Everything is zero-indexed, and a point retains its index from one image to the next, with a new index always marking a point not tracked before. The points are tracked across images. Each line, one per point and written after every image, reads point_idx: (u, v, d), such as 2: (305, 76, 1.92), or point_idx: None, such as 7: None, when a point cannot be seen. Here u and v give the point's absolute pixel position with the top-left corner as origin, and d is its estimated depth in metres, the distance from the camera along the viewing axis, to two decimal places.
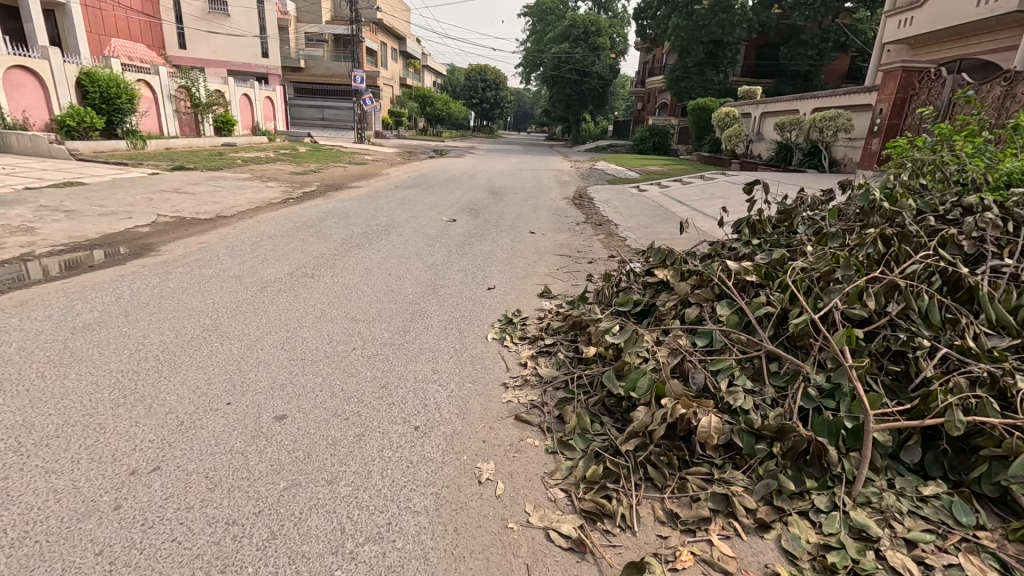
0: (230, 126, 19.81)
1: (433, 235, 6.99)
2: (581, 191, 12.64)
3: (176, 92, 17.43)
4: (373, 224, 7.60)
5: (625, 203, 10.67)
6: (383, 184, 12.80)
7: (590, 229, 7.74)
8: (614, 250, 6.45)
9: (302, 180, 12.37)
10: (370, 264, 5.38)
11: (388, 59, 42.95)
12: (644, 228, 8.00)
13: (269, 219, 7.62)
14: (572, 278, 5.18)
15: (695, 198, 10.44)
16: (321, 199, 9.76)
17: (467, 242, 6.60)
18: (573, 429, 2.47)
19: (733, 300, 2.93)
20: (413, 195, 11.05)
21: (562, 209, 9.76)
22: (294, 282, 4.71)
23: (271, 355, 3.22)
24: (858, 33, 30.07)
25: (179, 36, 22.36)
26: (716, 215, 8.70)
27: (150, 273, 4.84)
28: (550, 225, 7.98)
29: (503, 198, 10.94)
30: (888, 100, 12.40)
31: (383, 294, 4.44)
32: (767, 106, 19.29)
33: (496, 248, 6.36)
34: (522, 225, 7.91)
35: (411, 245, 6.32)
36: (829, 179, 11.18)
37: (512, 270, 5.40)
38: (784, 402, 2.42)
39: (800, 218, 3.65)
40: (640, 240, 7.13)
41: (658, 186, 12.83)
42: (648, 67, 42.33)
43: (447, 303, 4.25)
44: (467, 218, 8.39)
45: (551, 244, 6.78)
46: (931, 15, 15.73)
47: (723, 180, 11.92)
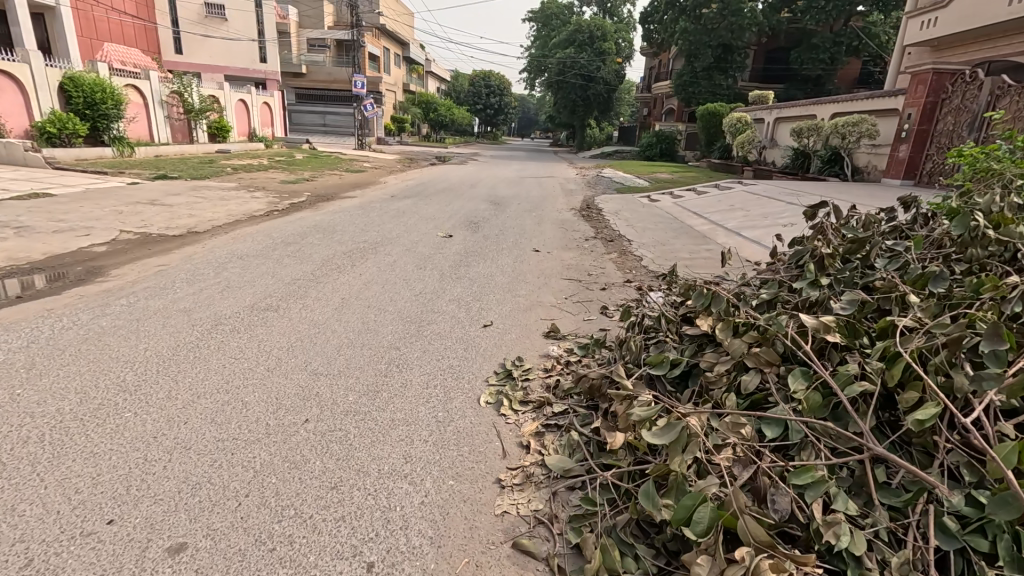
0: (225, 132, 19.25)
1: (425, 254, 6.24)
2: (588, 201, 11.88)
3: (167, 97, 16.87)
4: (360, 240, 6.86)
5: (636, 214, 9.91)
6: (379, 194, 12.07)
7: (600, 247, 6.98)
8: (629, 273, 5.68)
9: (292, 189, 11.68)
10: (348, 293, 4.62)
11: (390, 64, 42.55)
12: (661, 243, 7.22)
13: (245, 236, 6.89)
14: (584, 311, 4.42)
15: (713, 209, 9.66)
16: (308, 212, 9.04)
17: (463, 263, 5.84)
18: (596, 571, 1.70)
19: (812, 371, 2.15)
20: (409, 205, 10.33)
21: (569, 221, 9.00)
22: (253, 318, 3.95)
23: (195, 433, 2.46)
24: (871, 37, 29.35)
25: (176, 41, 21.93)
26: (739, 229, 7.93)
27: (85, 305, 4.10)
28: (556, 241, 7.23)
29: (505, 209, 10.19)
30: (917, 104, 11.62)
31: (356, 335, 3.68)
32: (781, 111, 18.51)
33: (494, 270, 5.59)
34: (525, 241, 7.16)
35: (399, 267, 5.58)
36: (858, 190, 10.36)
37: (513, 300, 4.63)
38: (909, 540, 1.64)
39: (877, 251, 2.86)
40: (658, 260, 6.34)
41: (670, 196, 12.04)
42: (655, 71, 41.67)
43: (434, 349, 3.48)
44: (465, 232, 7.64)
45: (558, 264, 6.01)
46: (957, 15, 14.95)
47: (741, 189, 11.15)
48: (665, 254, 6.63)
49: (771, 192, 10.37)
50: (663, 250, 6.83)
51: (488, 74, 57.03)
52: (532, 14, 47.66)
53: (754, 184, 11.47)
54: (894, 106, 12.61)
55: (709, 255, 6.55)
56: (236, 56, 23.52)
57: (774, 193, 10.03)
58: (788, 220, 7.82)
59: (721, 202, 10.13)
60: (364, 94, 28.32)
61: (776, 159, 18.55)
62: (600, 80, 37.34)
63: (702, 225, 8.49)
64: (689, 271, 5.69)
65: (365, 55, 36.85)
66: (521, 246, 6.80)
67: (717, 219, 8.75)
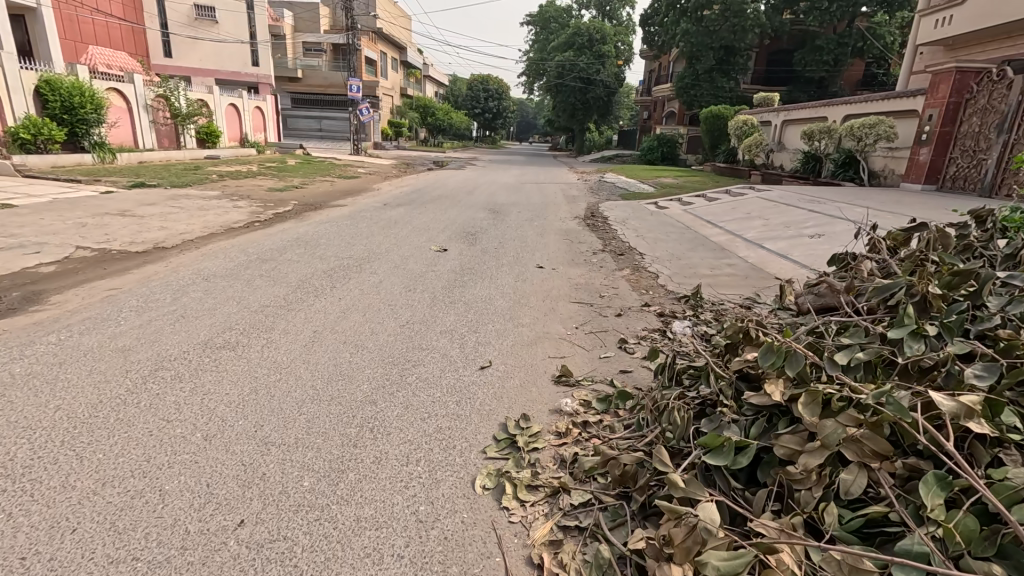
0: (215, 138, 18.65)
1: (415, 272, 5.57)
2: (592, 208, 11.23)
3: (153, 102, 16.27)
4: (344, 256, 6.18)
5: (645, 223, 9.26)
6: (371, 202, 11.38)
7: (611, 261, 6.32)
8: (645, 295, 5.01)
9: (278, 197, 11.01)
10: (323, 325, 3.94)
11: (387, 68, 42.02)
12: (676, 257, 6.55)
13: (218, 252, 6.20)
14: (598, 344, 3.76)
15: (727, 217, 9.01)
16: (291, 223, 8.35)
17: (457, 283, 5.17)
18: None
19: (954, 477, 1.50)
20: (401, 214, 9.65)
21: (574, 232, 8.35)
22: (203, 361, 3.27)
23: (79, 554, 1.77)
24: (877, 38, 28.86)
25: (165, 44, 21.42)
26: (760, 240, 7.27)
27: (2, 344, 3.42)
28: (561, 256, 6.56)
29: (505, 218, 9.53)
30: (938, 104, 10.97)
31: (323, 386, 3.00)
32: (789, 113, 17.91)
33: (494, 292, 4.94)
34: (528, 255, 6.49)
35: (386, 289, 4.91)
36: (880, 195, 9.69)
37: (515, 331, 3.96)
38: None
39: (994, 287, 2.19)
40: (676, 277, 5.66)
41: (678, 202, 11.38)
42: (655, 74, 41.19)
43: (419, 404, 2.82)
44: (461, 245, 6.97)
45: (564, 283, 5.35)
46: (973, 12, 14.36)
47: (754, 196, 10.51)
48: (683, 270, 5.96)
49: (787, 198, 9.74)
50: (680, 265, 6.18)
51: (486, 78, 56.56)
52: (530, 17, 47.20)
53: (768, 190, 10.83)
54: (913, 107, 11.98)
55: (732, 271, 5.87)
56: (228, 59, 22.87)
57: (792, 200, 9.40)
58: (813, 230, 7.17)
59: (735, 210, 9.48)
60: (359, 98, 27.73)
61: (785, 163, 17.91)
62: (599, 83, 36.79)
63: (717, 236, 7.84)
64: (713, 291, 5.02)
65: (361, 59, 36.31)
66: (523, 262, 6.13)
67: (734, 229, 8.09)
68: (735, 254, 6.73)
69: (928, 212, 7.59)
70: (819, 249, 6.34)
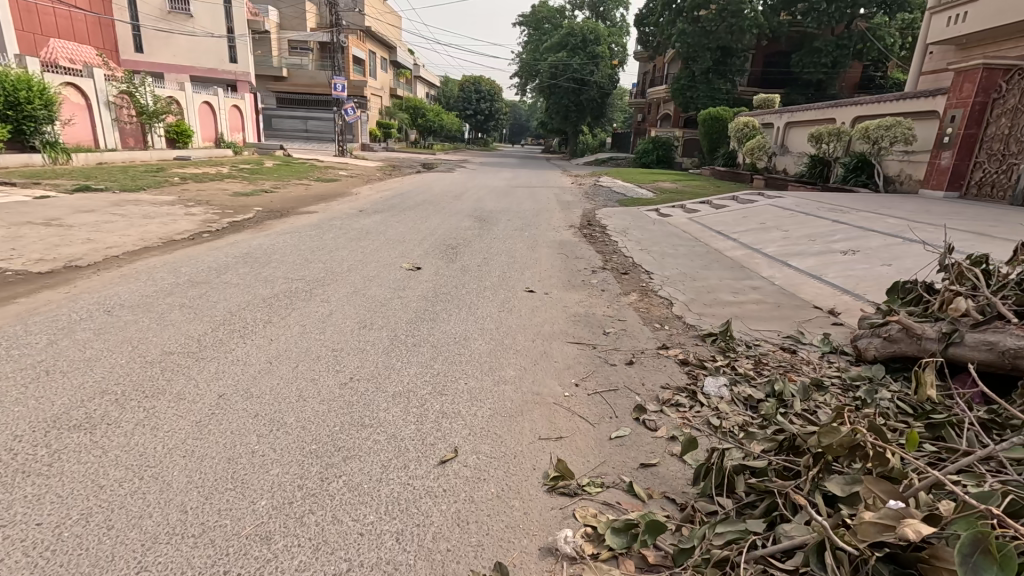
0: (186, 137, 17.56)
1: (376, 300, 4.55)
2: (589, 216, 10.31)
3: (116, 98, 15.11)
4: (296, 277, 5.17)
5: (648, 233, 8.38)
6: (345, 208, 10.35)
7: (613, 282, 5.36)
8: (658, 331, 4.05)
9: (241, 202, 9.94)
10: (234, 385, 2.92)
11: (376, 68, 40.93)
12: (689, 277, 5.62)
13: (142, 271, 5.15)
14: (606, 413, 2.78)
15: (738, 227, 8.10)
16: (246, 234, 7.30)
17: (425, 316, 4.17)
18: None
19: None
20: (376, 223, 8.65)
21: (569, 245, 7.38)
22: (34, 455, 2.24)
23: None
24: (877, 39, 28.19)
25: (135, 38, 20.50)
26: (782, 255, 6.33)
27: None
28: (555, 275, 5.59)
29: (492, 227, 8.57)
30: (963, 104, 10.14)
31: (195, 507, 1.98)
32: (792, 115, 17.09)
33: (471, 328, 3.95)
34: (514, 276, 5.51)
35: (335, 326, 3.90)
36: (904, 202, 8.84)
37: (494, 392, 2.96)
38: None
39: None
40: (693, 305, 4.70)
41: (682, 210, 10.49)
42: (650, 76, 40.45)
43: (336, 545, 1.82)
44: (439, 262, 5.98)
45: (558, 314, 4.38)
46: (988, 9, 13.62)
47: (765, 203, 9.61)
48: (699, 294, 5.01)
49: (803, 206, 8.84)
50: (694, 287, 5.24)
51: (478, 79, 55.60)
52: (523, 18, 46.34)
53: (780, 196, 9.94)
54: (932, 108, 11.19)
55: (758, 296, 4.93)
56: (204, 55, 21.67)
57: (809, 208, 8.54)
58: (842, 245, 6.25)
59: (746, 218, 8.60)
60: (345, 97, 26.67)
61: (790, 167, 17.08)
62: (593, 85, 35.94)
63: (732, 250, 6.93)
64: (742, 327, 4.06)
65: (349, 57, 35.23)
66: (509, 285, 5.14)
67: (749, 242, 7.15)
68: (756, 272, 5.79)
69: (971, 223, 6.72)
70: (856, 268, 5.41)
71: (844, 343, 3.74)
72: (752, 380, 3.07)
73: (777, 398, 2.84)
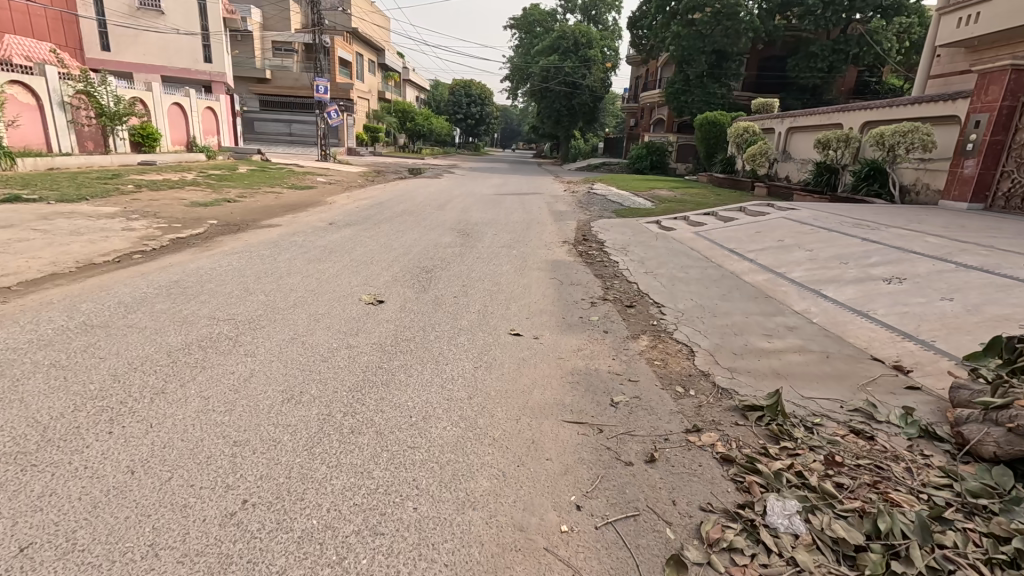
0: (153, 141, 16.47)
1: (319, 352, 3.54)
2: (583, 229, 9.40)
3: (72, 99, 13.98)
4: (225, 316, 4.16)
5: (651, 250, 7.46)
6: (314, 220, 9.30)
7: (618, 322, 4.39)
8: (682, 400, 3.09)
9: (196, 214, 8.88)
10: (51, 529, 1.88)
11: (363, 70, 39.91)
12: (708, 312, 4.68)
13: (28, 310, 4.08)
14: (627, 572, 1.82)
15: (752, 245, 7.19)
16: (187, 255, 6.25)
17: (376, 380, 3.18)
18: None
19: None
20: (344, 239, 7.65)
21: (563, 267, 6.42)
22: None
23: None
24: (875, 43, 27.57)
25: (102, 37, 19.28)
26: (812, 283, 5.40)
27: None
28: (547, 312, 4.60)
29: (475, 243, 7.60)
30: (988, 109, 9.37)
31: None
32: (795, 120, 16.28)
33: (434, 400, 2.96)
34: (498, 312, 4.52)
35: (248, 398, 2.88)
36: (933, 216, 7.99)
37: (456, 530, 1.98)
38: None
39: None
40: (720, 355, 3.74)
41: (685, 222, 9.62)
42: (643, 80, 39.78)
43: None
44: (409, 292, 4.98)
45: (552, 371, 3.40)
46: (1000, 9, 12.92)
47: (777, 215, 8.75)
48: (726, 338, 4.05)
49: (823, 219, 7.96)
50: (717, 327, 4.30)
51: (468, 83, 54.71)
52: (513, 21, 45.56)
53: (793, 208, 9.07)
54: (951, 113, 10.40)
55: (797, 340, 3.98)
56: (176, 54, 20.46)
57: (827, 222, 7.68)
58: (881, 270, 5.34)
59: (760, 233, 7.72)
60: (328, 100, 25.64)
61: (793, 175, 16.27)
62: (585, 89, 35.16)
63: (750, 273, 5.99)
64: (791, 393, 3.10)
65: (334, 59, 34.20)
66: (492, 327, 4.16)
67: (769, 264, 6.22)
68: (785, 304, 4.87)
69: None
70: (907, 301, 4.49)
71: (932, 420, 2.79)
72: (833, 499, 2.14)
73: (884, 542, 1.88)
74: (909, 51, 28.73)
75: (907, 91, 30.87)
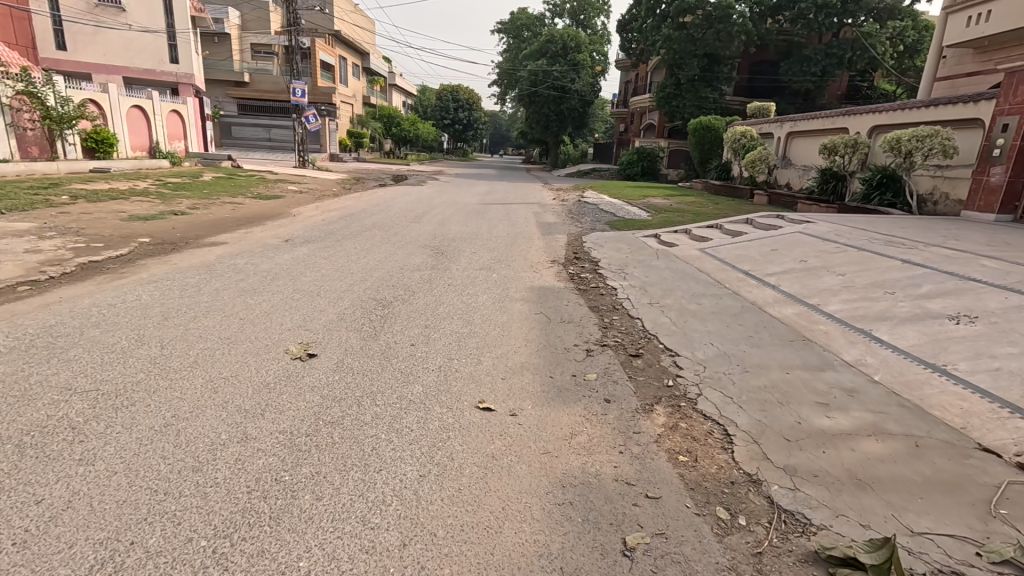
0: (108, 146, 15.23)
1: (196, 451, 2.44)
2: (574, 245, 8.38)
3: (12, 101, 12.72)
4: (85, 386, 3.01)
5: (652, 272, 6.45)
6: (269, 236, 8.18)
7: (623, 385, 3.33)
8: (730, 540, 2.03)
9: (129, 231, 7.71)
10: None
11: (347, 74, 38.84)
12: (737, 366, 3.64)
13: None
14: None
15: (770, 267, 6.19)
16: (90, 286, 5.10)
17: (262, 512, 2.06)
18: None
19: None
20: (295, 261, 6.54)
21: (552, 297, 5.38)
22: None
23: None
24: (869, 47, 27.02)
25: (58, 35, 18.07)
26: (856, 320, 4.39)
27: None
28: (529, 368, 3.53)
29: (449, 265, 6.54)
30: (1016, 111, 8.51)
31: None
32: (796, 124, 15.43)
33: (342, 557, 1.86)
34: (464, 371, 3.44)
35: (32, 566, 1.75)
36: (969, 229, 7.07)
37: None
38: None
39: None
40: (769, 443, 2.69)
41: (688, 236, 8.64)
42: (633, 85, 39.07)
43: None
44: (353, 341, 3.89)
45: (533, 483, 2.32)
46: (1013, 7, 12.16)
47: (791, 229, 7.78)
48: (769, 413, 3.00)
49: (846, 234, 7.01)
50: (752, 390, 3.28)
51: (456, 88, 53.77)
52: (501, 25, 44.70)
53: (807, 221, 8.14)
54: (976, 116, 9.55)
55: (866, 415, 2.95)
56: (139, 54, 19.16)
57: (852, 238, 6.73)
58: (940, 305, 4.35)
59: (778, 251, 6.75)
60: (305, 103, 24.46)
61: (794, 181, 15.44)
62: (575, 94, 34.33)
63: (775, 305, 4.98)
64: (891, 526, 2.06)
65: (316, 61, 33.11)
66: (454, 398, 3.07)
67: (795, 292, 5.23)
68: (831, 352, 3.85)
69: None
70: (992, 351, 3.48)
71: None
72: None
73: None
74: (901, 55, 28.26)
75: (900, 97, 30.35)
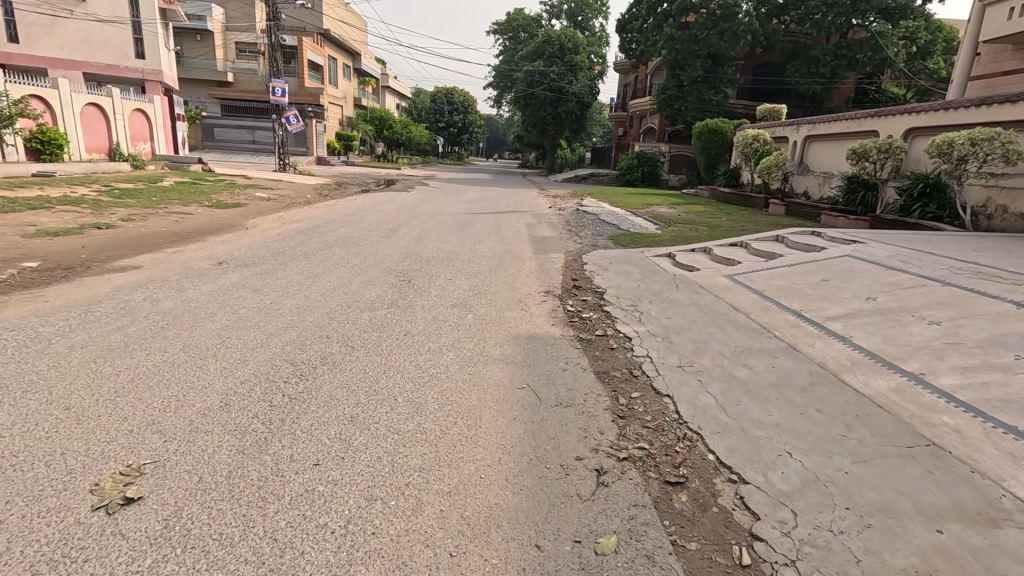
0: (55, 148, 13.74)
1: None
2: (571, 267, 6.98)
3: None
4: None
5: (673, 309, 5.04)
6: (201, 256, 6.72)
7: (666, 572, 1.88)
8: None
9: (22, 250, 6.22)
10: None
11: (337, 75, 37.49)
12: (849, 513, 2.19)
13: None
14: None
15: (829, 306, 4.76)
16: None
17: None
18: None
19: None
20: (212, 295, 5.08)
21: (543, 355, 3.89)
22: None
23: None
24: (881, 48, 25.65)
25: (9, 26, 16.18)
26: (995, 408, 2.94)
27: None
28: (501, 527, 2.07)
29: (411, 301, 5.09)
30: None
31: None
32: (814, 127, 14.10)
33: None
34: (385, 541, 1.97)
35: None
36: None
37: None
38: None
39: None
40: None
41: (709, 257, 7.25)
42: (632, 88, 37.70)
43: None
44: (219, 460, 2.41)
45: None
46: None
47: (839, 252, 6.36)
48: None
49: (914, 260, 5.60)
50: None
51: (451, 90, 52.43)
52: (496, 25, 43.40)
53: (856, 241, 6.73)
54: None
55: None
56: (102, 48, 17.82)
57: (926, 268, 5.31)
58: None
59: (831, 282, 5.33)
60: (286, 103, 23.00)
61: (813, 190, 14.11)
62: (572, 96, 33.02)
63: (858, 372, 3.54)
64: None
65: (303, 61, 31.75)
66: None
67: (876, 351, 3.81)
68: (990, 479, 2.40)
69: None
70: None
71: None
72: None
73: None
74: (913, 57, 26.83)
75: (909, 101, 29.22)
